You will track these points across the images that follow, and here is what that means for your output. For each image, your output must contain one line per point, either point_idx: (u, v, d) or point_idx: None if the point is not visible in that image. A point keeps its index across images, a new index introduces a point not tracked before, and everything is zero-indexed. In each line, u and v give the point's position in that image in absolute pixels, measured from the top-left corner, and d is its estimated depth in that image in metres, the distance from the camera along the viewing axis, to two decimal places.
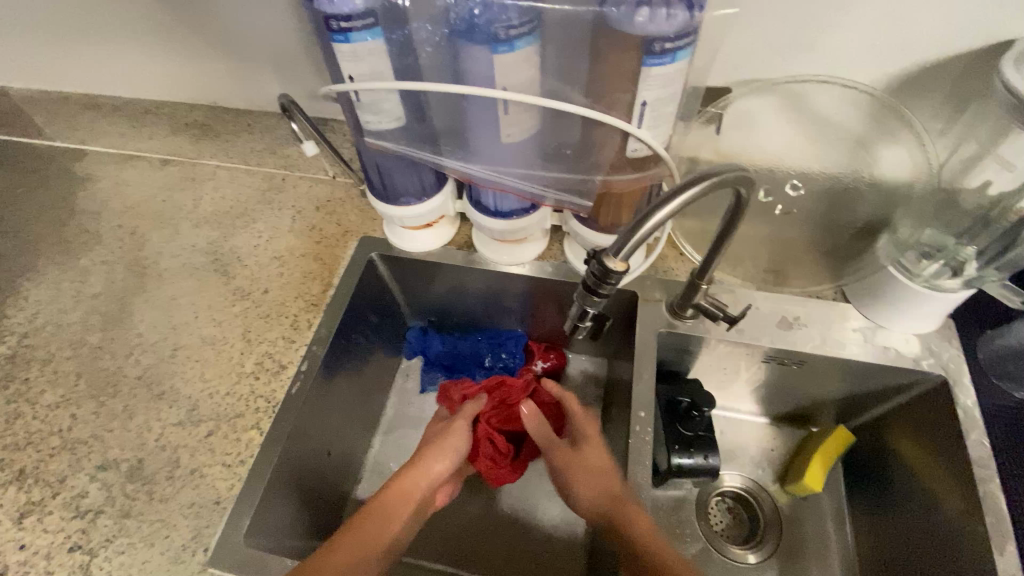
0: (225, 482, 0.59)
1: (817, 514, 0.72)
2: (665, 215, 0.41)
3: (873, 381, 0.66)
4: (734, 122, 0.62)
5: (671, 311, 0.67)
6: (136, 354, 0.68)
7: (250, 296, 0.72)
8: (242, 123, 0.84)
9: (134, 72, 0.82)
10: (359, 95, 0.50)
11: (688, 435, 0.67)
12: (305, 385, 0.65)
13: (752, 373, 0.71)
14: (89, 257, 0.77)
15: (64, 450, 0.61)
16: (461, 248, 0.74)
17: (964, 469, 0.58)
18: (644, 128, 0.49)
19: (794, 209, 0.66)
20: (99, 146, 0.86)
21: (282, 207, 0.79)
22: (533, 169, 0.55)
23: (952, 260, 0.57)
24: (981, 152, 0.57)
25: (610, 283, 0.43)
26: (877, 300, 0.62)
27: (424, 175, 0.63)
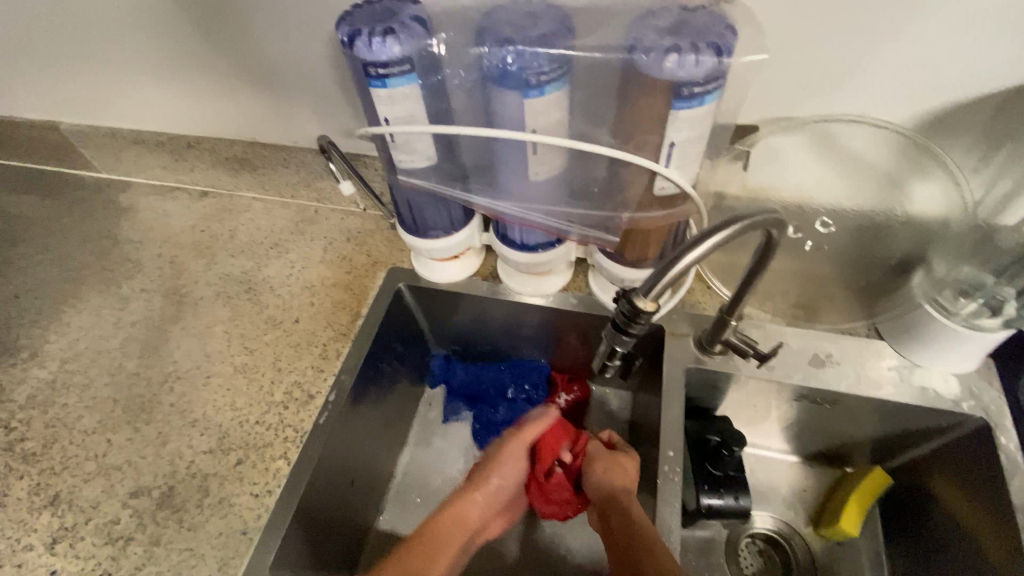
0: (251, 512, 0.60)
1: (854, 561, 0.69)
2: (695, 255, 0.41)
3: (910, 422, 0.64)
4: (762, 158, 0.62)
5: (699, 346, 0.66)
6: (170, 381, 0.70)
7: (281, 325, 0.73)
8: (279, 157, 0.86)
9: (178, 110, 0.85)
10: (394, 135, 0.52)
11: (717, 474, 0.65)
12: (331, 416, 0.66)
13: (782, 411, 0.69)
14: (129, 285, 0.80)
15: (99, 475, 0.63)
16: (487, 280, 0.75)
17: (1012, 519, 0.55)
18: (672, 167, 0.50)
19: (824, 245, 0.65)
20: (143, 179, 0.91)
21: (314, 238, 0.81)
22: (561, 206, 0.56)
23: (991, 300, 0.56)
24: (1018, 191, 0.59)
25: (640, 323, 0.43)
26: (915, 339, 0.60)
27: (453, 209, 0.65)
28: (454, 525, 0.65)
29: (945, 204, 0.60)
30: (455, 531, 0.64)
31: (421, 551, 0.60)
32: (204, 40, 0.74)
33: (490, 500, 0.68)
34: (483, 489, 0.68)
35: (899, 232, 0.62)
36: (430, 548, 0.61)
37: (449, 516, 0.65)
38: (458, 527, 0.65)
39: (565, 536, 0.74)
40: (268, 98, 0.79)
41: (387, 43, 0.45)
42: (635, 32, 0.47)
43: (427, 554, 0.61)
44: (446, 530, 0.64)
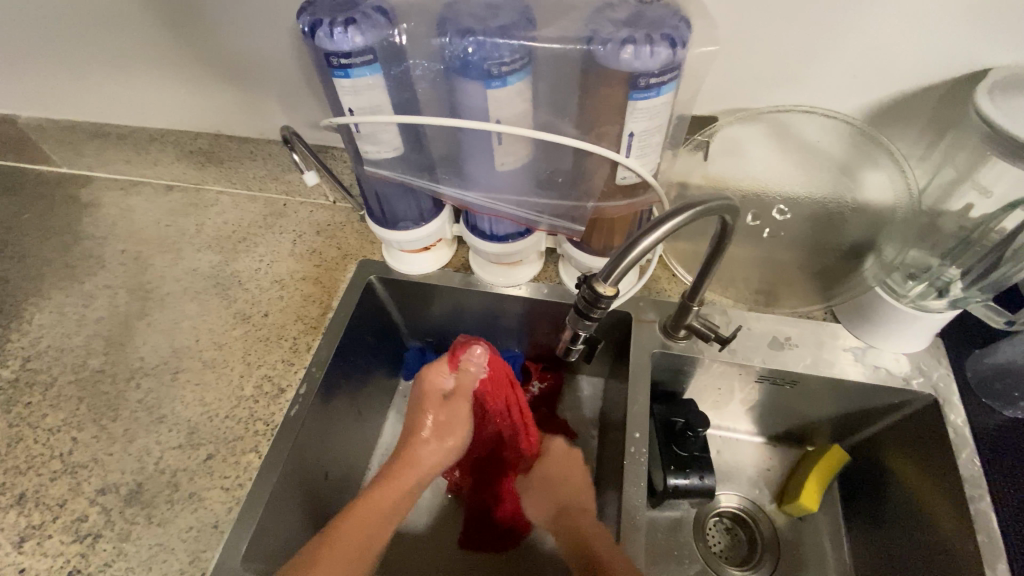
0: (222, 505, 0.59)
1: (815, 534, 0.71)
2: (652, 242, 0.42)
3: (865, 401, 0.67)
4: (722, 149, 0.64)
5: (665, 332, 0.69)
6: (137, 377, 0.69)
7: (251, 319, 0.73)
8: (245, 150, 0.84)
9: (134, 101, 0.83)
10: (359, 126, 0.52)
11: (683, 455, 0.67)
12: (303, 408, 0.66)
13: (746, 393, 0.72)
14: (93, 281, 0.78)
15: (65, 474, 0.62)
16: (459, 271, 0.76)
17: (957, 488, 0.58)
18: (633, 157, 0.51)
19: (782, 232, 0.66)
20: (104, 173, 0.91)
21: (283, 231, 0.81)
22: (527, 196, 0.57)
23: (935, 282, 0.59)
24: (960, 177, 0.60)
25: (601, 308, 0.45)
26: (868, 320, 0.64)
27: (422, 200, 0.65)
28: (399, 480, 0.67)
29: (894, 192, 0.60)
30: (401, 483, 0.67)
31: (358, 517, 0.60)
32: (162, 28, 0.72)
33: (441, 455, 0.71)
34: (433, 446, 0.71)
35: (851, 219, 0.63)
36: (376, 509, 0.62)
37: (400, 470, 0.68)
38: (406, 481, 0.67)
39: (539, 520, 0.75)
40: (233, 92, 0.78)
41: (348, 33, 0.45)
42: (594, 24, 0.48)
43: (372, 512, 0.62)
44: (394, 483, 0.66)
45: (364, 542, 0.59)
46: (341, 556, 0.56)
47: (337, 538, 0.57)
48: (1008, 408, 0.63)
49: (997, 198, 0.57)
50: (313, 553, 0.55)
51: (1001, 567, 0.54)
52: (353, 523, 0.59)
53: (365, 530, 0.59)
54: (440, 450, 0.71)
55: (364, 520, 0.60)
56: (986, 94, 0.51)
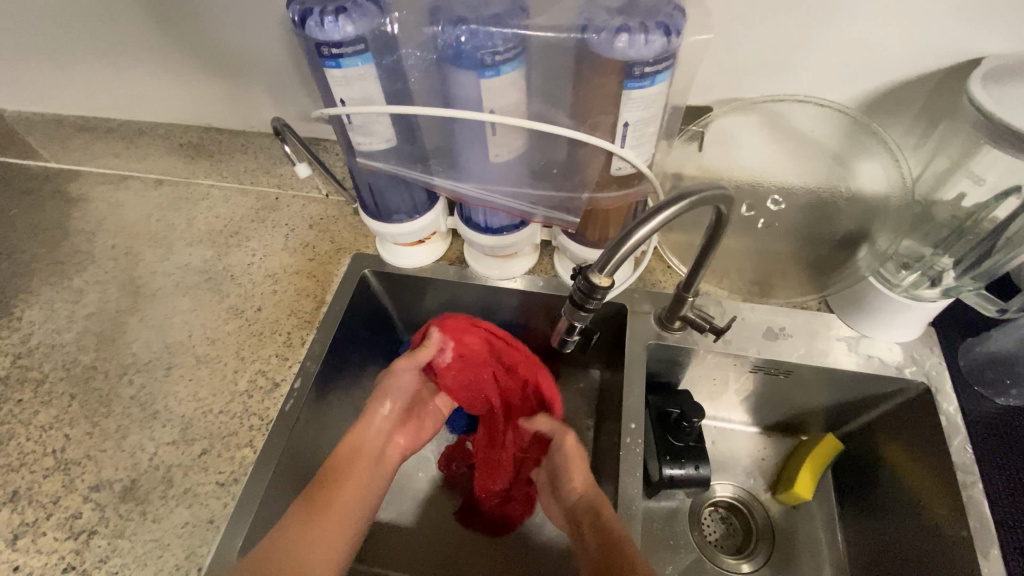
0: (218, 500, 0.59)
1: (809, 523, 0.72)
2: (648, 232, 0.42)
3: (858, 390, 0.67)
4: (716, 139, 0.63)
5: (660, 323, 0.69)
6: (130, 373, 0.68)
7: (244, 313, 0.72)
8: (235, 143, 0.83)
9: (121, 94, 0.82)
10: (351, 117, 0.51)
11: (678, 445, 0.68)
12: (298, 403, 0.65)
13: (741, 383, 0.72)
14: (83, 277, 0.77)
15: (58, 471, 0.61)
16: (453, 264, 0.75)
17: (948, 475, 0.59)
18: (627, 148, 0.51)
19: (775, 223, 0.66)
20: (93, 168, 0.90)
21: (276, 225, 0.80)
22: (521, 187, 0.57)
23: (929, 271, 0.59)
24: (953, 167, 0.59)
25: (596, 298, 0.45)
26: (861, 309, 0.64)
27: (416, 192, 0.65)
28: (357, 461, 0.67)
29: (888, 183, 0.60)
30: (355, 461, 0.67)
31: (326, 489, 0.63)
32: (149, 20, 0.71)
33: (381, 420, 0.71)
34: (376, 412, 0.71)
35: (845, 209, 0.63)
36: (346, 493, 0.64)
37: (349, 446, 0.68)
38: (364, 461, 0.68)
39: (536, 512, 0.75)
40: (222, 84, 0.77)
41: (339, 22, 0.45)
42: (588, 12, 0.47)
43: (340, 496, 0.63)
44: (351, 465, 0.67)
45: (343, 527, 0.61)
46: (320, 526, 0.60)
47: (314, 506, 0.61)
48: (1000, 397, 0.63)
49: (990, 186, 0.57)
50: (296, 518, 0.59)
51: (991, 552, 0.55)
52: (329, 495, 0.63)
53: (337, 502, 0.63)
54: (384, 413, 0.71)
55: (338, 487, 0.64)
56: (979, 82, 0.51)
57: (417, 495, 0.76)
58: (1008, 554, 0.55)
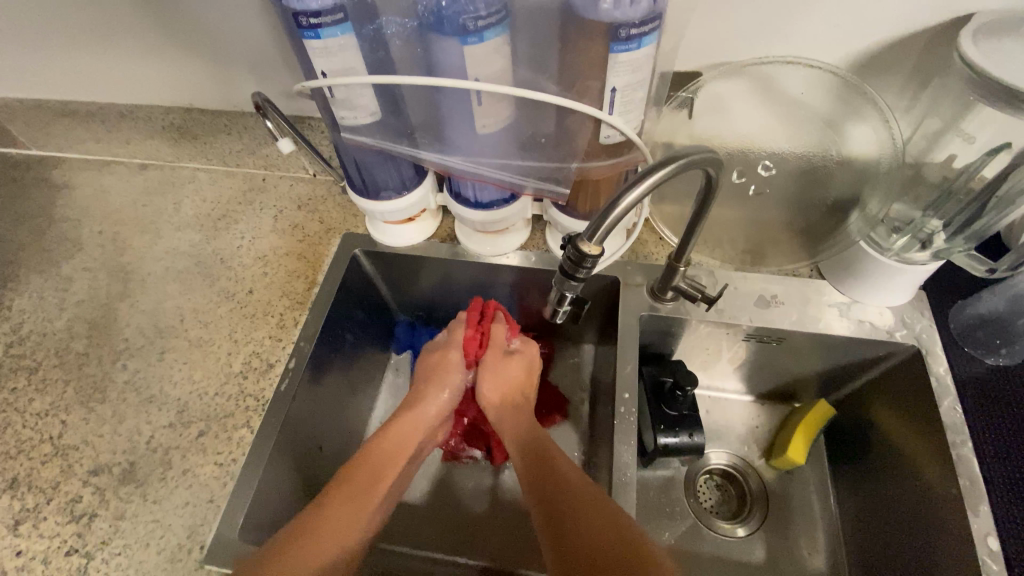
0: (217, 480, 0.60)
1: (802, 486, 0.73)
2: (635, 197, 0.41)
3: (849, 355, 0.68)
4: (707, 106, 0.63)
5: (652, 294, 0.69)
6: (123, 359, 0.68)
7: (235, 296, 0.72)
8: (219, 124, 0.82)
9: (101, 76, 0.81)
10: (334, 92, 0.50)
11: (672, 414, 0.68)
12: (293, 383, 0.65)
13: (734, 352, 0.73)
14: (71, 264, 0.76)
15: (56, 456, 0.61)
16: (445, 241, 0.75)
17: (939, 434, 0.60)
18: (615, 114, 0.50)
19: (767, 189, 0.66)
20: (75, 153, 0.88)
21: (264, 207, 0.79)
22: (510, 159, 0.56)
23: (918, 234, 0.60)
24: (945, 128, 0.59)
25: (586, 267, 0.44)
26: (851, 274, 0.65)
27: (404, 169, 0.64)
28: (398, 456, 0.64)
29: (878, 148, 0.59)
30: (397, 454, 0.64)
31: (360, 479, 0.59)
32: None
33: (429, 420, 0.70)
34: (422, 408, 0.69)
35: (837, 176, 0.62)
36: (380, 485, 0.60)
37: (393, 440, 0.65)
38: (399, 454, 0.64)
39: None
40: (202, 62, 0.76)
41: None
42: None
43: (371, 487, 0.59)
44: (393, 456, 0.64)
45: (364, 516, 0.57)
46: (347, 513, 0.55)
47: (341, 496, 0.57)
48: (989, 356, 0.64)
49: (981, 144, 0.56)
50: (330, 502, 0.56)
51: (981, 509, 0.55)
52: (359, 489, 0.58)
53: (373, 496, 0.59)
54: (430, 413, 0.70)
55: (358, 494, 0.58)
56: (969, 39, 0.50)
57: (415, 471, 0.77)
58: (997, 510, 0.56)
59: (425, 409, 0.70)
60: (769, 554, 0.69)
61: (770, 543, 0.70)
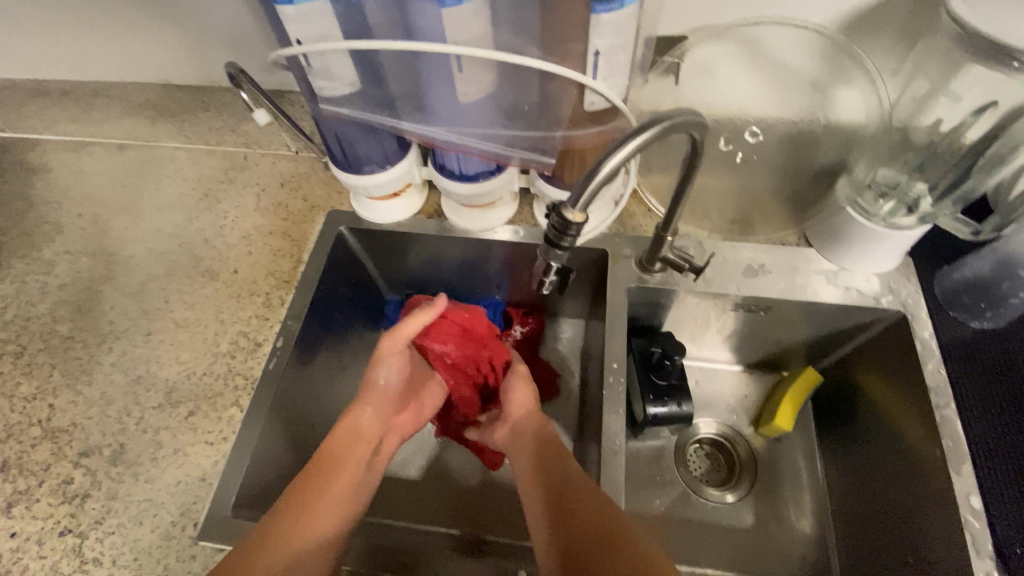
0: (209, 459, 0.60)
1: (790, 452, 0.74)
2: (617, 162, 0.41)
3: (836, 323, 0.68)
4: (692, 71, 0.61)
5: (641, 266, 0.69)
6: (109, 341, 0.67)
7: (220, 276, 0.71)
8: (196, 101, 0.83)
9: (76, 55, 0.82)
10: (311, 60, 0.49)
11: (661, 384, 0.69)
12: (282, 361, 0.65)
13: (723, 322, 0.73)
14: (52, 248, 0.75)
15: (46, 439, 0.61)
16: (432, 217, 0.74)
17: (923, 397, 0.60)
18: (599, 79, 0.50)
19: (754, 156, 0.67)
20: (51, 135, 0.84)
21: (246, 185, 0.78)
22: (494, 129, 0.55)
23: (905, 198, 0.59)
24: (933, 89, 0.58)
25: (571, 236, 0.44)
26: (837, 241, 0.64)
27: (386, 142, 0.63)
28: (354, 446, 0.61)
29: (866, 113, 0.60)
30: (352, 446, 0.61)
31: (319, 476, 0.56)
32: None
33: (378, 410, 0.65)
34: (373, 400, 0.65)
35: (824, 141, 0.64)
36: (340, 479, 0.57)
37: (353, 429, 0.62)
38: (362, 446, 0.62)
39: None
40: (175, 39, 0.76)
41: None
42: None
43: (336, 478, 0.57)
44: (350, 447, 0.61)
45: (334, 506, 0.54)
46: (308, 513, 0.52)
47: (309, 491, 0.54)
48: (974, 321, 0.64)
49: (967, 105, 0.56)
50: (288, 506, 0.52)
51: (964, 468, 0.56)
52: (326, 481, 0.56)
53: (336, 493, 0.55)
54: (381, 402, 0.66)
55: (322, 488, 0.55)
56: None
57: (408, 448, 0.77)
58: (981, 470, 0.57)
59: (374, 403, 0.65)
60: (758, 518, 0.70)
61: (758, 508, 0.71)
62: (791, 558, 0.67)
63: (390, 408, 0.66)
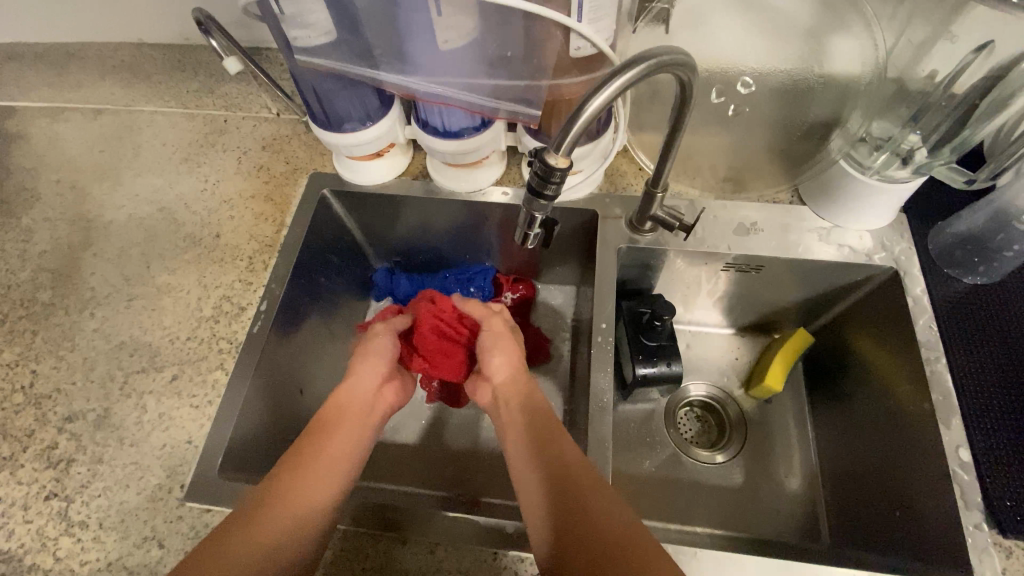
0: (194, 422, 0.59)
1: (781, 413, 0.74)
2: (603, 101, 0.38)
3: (828, 281, 0.68)
4: (683, 19, 0.59)
5: (631, 226, 0.67)
6: (90, 307, 0.66)
7: (202, 241, 0.70)
8: (173, 61, 0.82)
9: (48, 12, 0.80)
10: (281, 7, 0.46)
11: (651, 344, 0.68)
12: (266, 324, 0.64)
13: (714, 284, 0.72)
14: (29, 215, 0.73)
15: (29, 405, 0.60)
16: (418, 179, 0.72)
17: (913, 353, 0.60)
18: (585, 23, 0.48)
19: (747, 107, 0.63)
20: (27, 101, 0.81)
21: (227, 149, 0.76)
22: (478, 79, 0.53)
23: (898, 150, 0.58)
24: (932, 36, 0.56)
25: (555, 184, 0.41)
26: (830, 196, 0.64)
27: (367, 98, 0.61)
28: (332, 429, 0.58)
29: (862, 64, 0.56)
30: (341, 420, 0.59)
31: (308, 452, 0.54)
32: None
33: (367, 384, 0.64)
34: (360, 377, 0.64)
35: (818, 95, 0.60)
36: (323, 463, 0.54)
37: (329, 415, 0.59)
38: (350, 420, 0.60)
39: None
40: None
41: None
42: None
43: (325, 452, 0.55)
44: (339, 423, 0.59)
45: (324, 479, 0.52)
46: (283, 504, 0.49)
47: (296, 467, 0.52)
48: (966, 276, 0.63)
49: (964, 49, 0.54)
50: (279, 483, 0.51)
51: (953, 421, 0.56)
52: (315, 455, 0.54)
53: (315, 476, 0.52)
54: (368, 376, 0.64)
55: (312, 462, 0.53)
56: None
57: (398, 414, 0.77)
58: (976, 425, 0.55)
59: (357, 382, 0.64)
60: (748, 478, 0.70)
61: (748, 468, 0.71)
62: (780, 515, 0.68)
63: (378, 383, 0.65)
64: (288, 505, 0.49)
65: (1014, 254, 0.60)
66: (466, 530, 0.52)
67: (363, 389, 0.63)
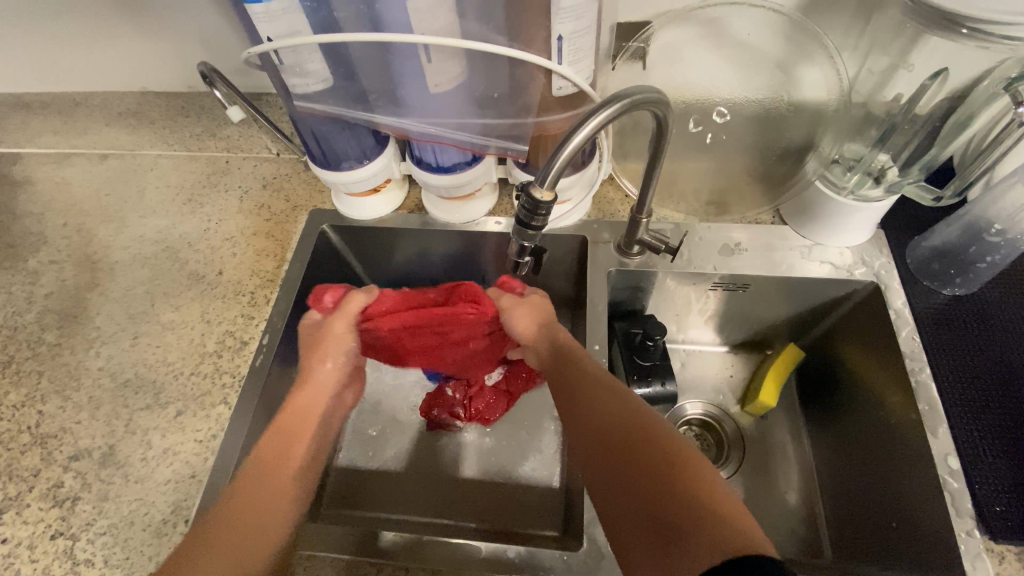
0: (197, 457, 0.60)
1: (777, 428, 0.75)
2: (583, 138, 0.41)
3: (813, 297, 0.70)
4: (660, 56, 0.62)
5: (620, 250, 0.70)
6: (96, 346, 0.68)
7: (205, 278, 0.72)
8: (176, 107, 0.85)
9: (56, 66, 0.84)
10: (281, 58, 0.49)
11: (646, 364, 0.70)
12: (268, 358, 0.66)
13: (705, 304, 0.74)
14: (37, 257, 0.75)
15: (35, 445, 0.61)
16: (413, 212, 0.75)
17: (899, 365, 0.62)
18: (566, 65, 0.51)
19: (724, 135, 0.67)
20: (33, 148, 0.85)
21: (228, 189, 0.79)
22: (467, 118, 0.56)
23: (870, 169, 0.62)
24: (893, 64, 0.60)
25: (542, 215, 0.44)
26: (808, 216, 0.67)
27: (363, 137, 0.64)
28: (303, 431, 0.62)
29: (827, 89, 0.59)
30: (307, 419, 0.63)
31: (276, 447, 0.58)
32: None
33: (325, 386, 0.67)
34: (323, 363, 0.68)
35: (791, 119, 0.63)
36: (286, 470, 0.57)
37: (295, 414, 0.63)
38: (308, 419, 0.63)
39: (518, 456, 0.73)
40: (155, 46, 0.80)
41: None
42: None
43: (288, 454, 0.58)
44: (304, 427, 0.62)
45: (283, 484, 0.55)
46: (261, 518, 0.51)
47: (266, 469, 0.55)
48: (945, 288, 0.65)
49: (921, 74, 0.58)
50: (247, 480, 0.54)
51: (941, 430, 0.57)
52: (279, 455, 0.58)
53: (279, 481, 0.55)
54: (337, 353, 0.69)
55: (276, 461, 0.57)
56: None
57: (399, 442, 0.76)
58: (965, 433, 0.57)
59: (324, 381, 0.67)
60: (749, 495, 0.70)
61: (748, 484, 0.71)
62: (781, 532, 0.68)
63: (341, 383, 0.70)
64: (262, 503, 0.52)
65: (987, 265, 0.62)
66: (468, 556, 0.53)
67: (326, 375, 0.68)
